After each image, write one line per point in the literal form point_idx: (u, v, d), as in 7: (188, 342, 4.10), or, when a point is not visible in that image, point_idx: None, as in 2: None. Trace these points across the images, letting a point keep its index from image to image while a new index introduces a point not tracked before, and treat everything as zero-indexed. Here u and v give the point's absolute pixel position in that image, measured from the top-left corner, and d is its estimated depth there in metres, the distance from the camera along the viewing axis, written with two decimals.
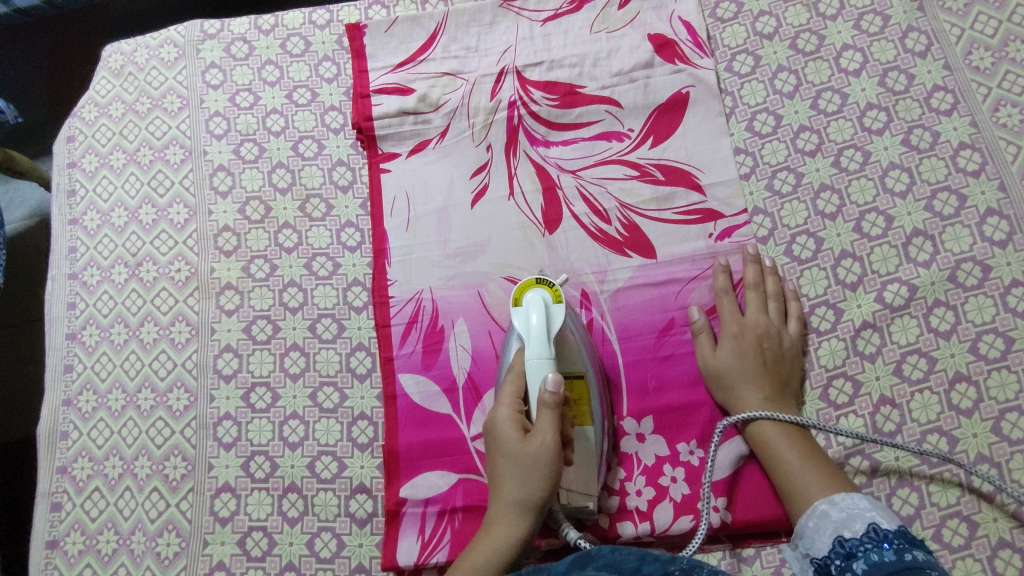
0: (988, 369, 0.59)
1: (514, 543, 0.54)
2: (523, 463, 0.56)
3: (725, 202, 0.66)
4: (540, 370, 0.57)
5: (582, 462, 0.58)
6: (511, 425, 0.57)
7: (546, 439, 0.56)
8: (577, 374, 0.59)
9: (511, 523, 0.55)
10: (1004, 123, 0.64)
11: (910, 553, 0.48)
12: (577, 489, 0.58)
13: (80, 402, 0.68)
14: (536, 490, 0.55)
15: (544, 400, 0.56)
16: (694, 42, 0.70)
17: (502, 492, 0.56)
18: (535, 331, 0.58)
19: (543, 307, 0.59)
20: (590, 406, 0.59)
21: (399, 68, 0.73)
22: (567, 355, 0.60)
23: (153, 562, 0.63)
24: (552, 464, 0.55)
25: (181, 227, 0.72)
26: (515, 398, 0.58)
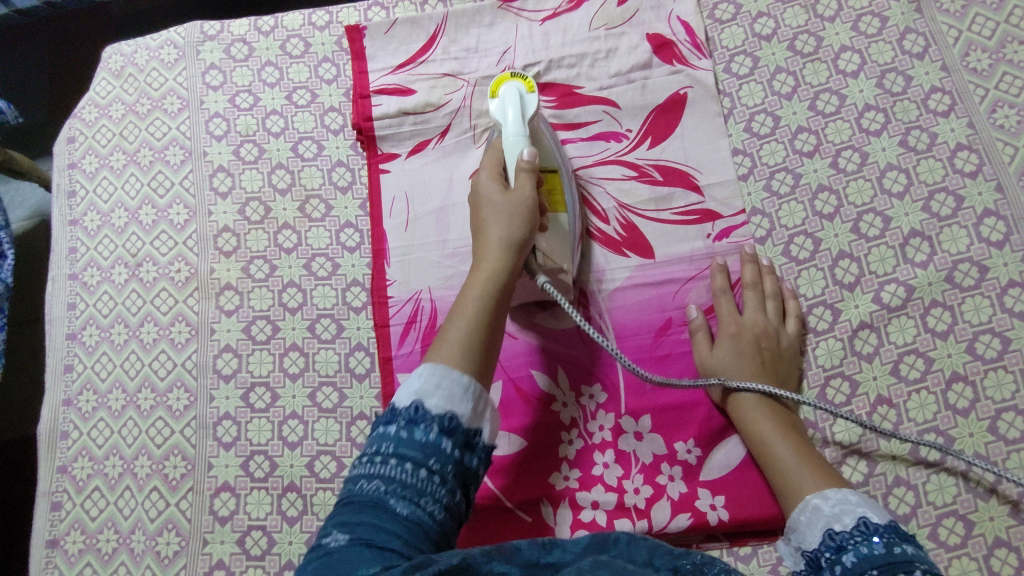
0: (985, 369, 0.59)
1: (503, 275, 0.55)
2: (505, 209, 0.57)
3: (722, 202, 0.66)
4: (517, 144, 0.61)
5: (557, 233, 0.62)
6: (493, 183, 0.59)
7: (526, 192, 0.58)
8: (551, 164, 0.63)
9: (498, 257, 0.55)
10: (1001, 124, 0.64)
11: (899, 546, 0.47)
12: (553, 254, 0.60)
13: (80, 402, 0.68)
14: (518, 231, 0.56)
15: (522, 164, 0.59)
16: (692, 43, 0.70)
17: (485, 236, 0.57)
18: (512, 115, 0.62)
19: (516, 97, 0.63)
20: (562, 192, 0.63)
21: (399, 69, 0.73)
22: (540, 145, 0.64)
23: (152, 560, 0.63)
24: (534, 214, 0.57)
25: (181, 227, 0.72)
26: (496, 168, 0.61)
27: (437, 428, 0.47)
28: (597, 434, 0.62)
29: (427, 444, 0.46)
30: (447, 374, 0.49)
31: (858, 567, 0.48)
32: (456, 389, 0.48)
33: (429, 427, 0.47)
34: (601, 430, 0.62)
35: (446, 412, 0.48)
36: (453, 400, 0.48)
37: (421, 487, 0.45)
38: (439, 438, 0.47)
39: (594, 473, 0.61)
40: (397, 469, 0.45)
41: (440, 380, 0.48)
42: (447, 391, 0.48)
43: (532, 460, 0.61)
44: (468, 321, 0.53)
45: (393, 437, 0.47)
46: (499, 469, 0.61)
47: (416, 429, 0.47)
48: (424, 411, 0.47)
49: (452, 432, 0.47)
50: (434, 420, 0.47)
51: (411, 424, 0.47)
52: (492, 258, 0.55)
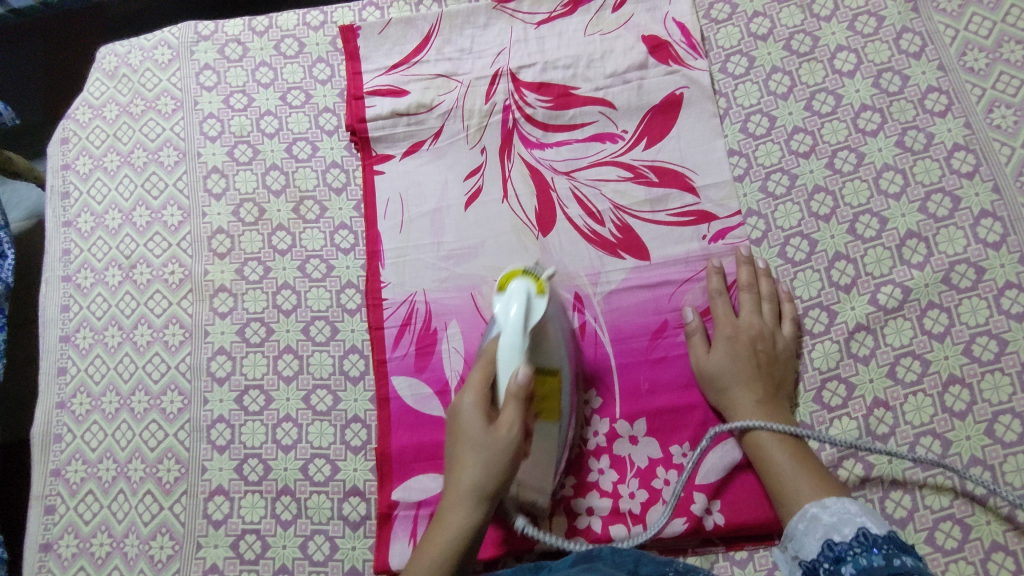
0: (982, 371, 0.59)
1: (470, 534, 0.53)
2: (484, 448, 0.54)
3: (719, 204, 0.66)
4: (512, 360, 0.56)
5: (541, 457, 0.58)
6: (474, 408, 0.55)
7: (511, 437, 0.54)
8: (547, 368, 0.58)
9: (467, 513, 0.53)
10: (998, 124, 0.64)
11: (898, 558, 0.47)
12: (530, 484, 0.58)
13: (74, 404, 0.68)
14: (493, 481, 0.53)
15: (513, 389, 0.55)
16: (688, 44, 0.70)
17: (459, 476, 0.54)
18: (514, 316, 0.57)
19: (523, 296, 0.57)
20: (557, 402, 0.58)
21: (393, 70, 0.73)
22: (544, 350, 0.58)
23: (146, 564, 0.63)
24: (513, 459, 0.54)
25: (174, 229, 0.72)
26: (481, 387, 0.56)
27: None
28: (592, 439, 0.61)
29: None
30: None
31: None
32: None
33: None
34: (596, 435, 0.61)
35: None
36: None
37: None
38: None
39: (589, 479, 0.60)
40: None
41: None
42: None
43: None
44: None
45: None
46: None
47: None
48: None
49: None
50: None
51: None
52: (461, 511, 0.53)
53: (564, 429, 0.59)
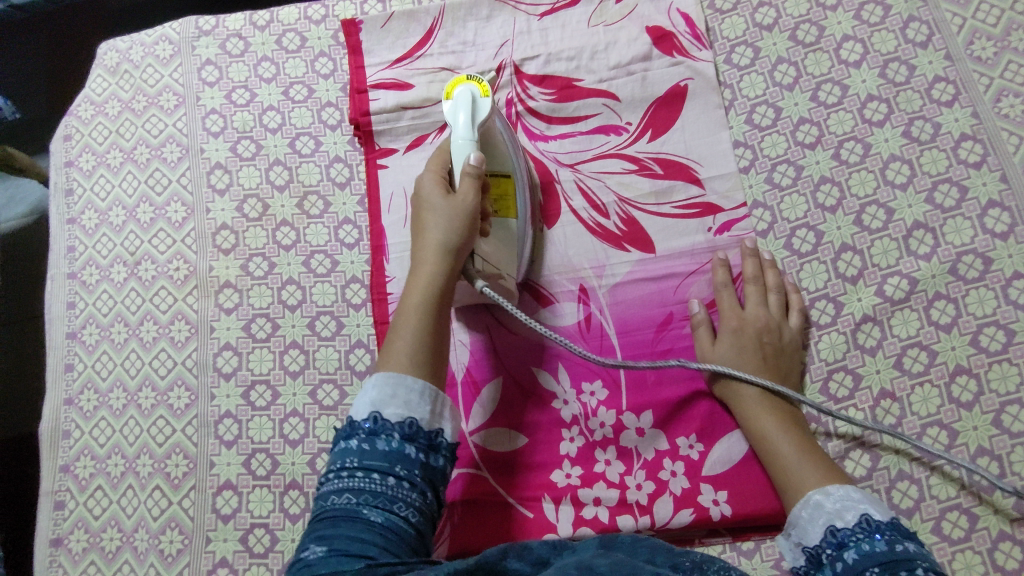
0: (989, 362, 0.58)
1: (441, 285, 0.57)
2: (445, 209, 0.58)
3: (724, 196, 0.65)
4: (464, 148, 0.59)
5: (501, 240, 0.62)
6: (434, 185, 0.60)
7: (468, 198, 0.58)
8: (503, 167, 0.62)
9: (436, 264, 0.58)
10: (1006, 113, 0.63)
11: (901, 544, 0.48)
12: (494, 262, 0.61)
13: (82, 401, 0.68)
14: (456, 234, 0.58)
15: (468, 168, 0.58)
16: (692, 34, 0.69)
17: (425, 237, 0.59)
18: (462, 119, 0.59)
19: (469, 99, 0.60)
20: (514, 197, 0.63)
21: (396, 64, 0.72)
22: (494, 150, 0.62)
23: (156, 559, 0.64)
24: (473, 220, 0.59)
25: (179, 225, 0.72)
26: (439, 167, 0.61)
27: (399, 437, 0.50)
28: (598, 430, 0.61)
29: (392, 451, 0.50)
30: (399, 380, 0.52)
31: (859, 564, 0.49)
32: (411, 392, 0.52)
33: (391, 436, 0.50)
34: (602, 427, 0.61)
35: (405, 419, 0.51)
36: (410, 406, 0.52)
37: (391, 493, 0.48)
38: (403, 444, 0.50)
39: (596, 470, 0.61)
40: (365, 479, 0.48)
41: (393, 385, 0.52)
42: (404, 398, 0.52)
43: (535, 458, 0.61)
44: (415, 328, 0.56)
45: (355, 451, 0.50)
46: (501, 466, 0.61)
47: (377, 440, 0.50)
48: (382, 423, 0.51)
49: (413, 438, 0.51)
50: (395, 429, 0.50)
51: (372, 436, 0.50)
52: (430, 261, 0.58)
53: (523, 222, 0.63)
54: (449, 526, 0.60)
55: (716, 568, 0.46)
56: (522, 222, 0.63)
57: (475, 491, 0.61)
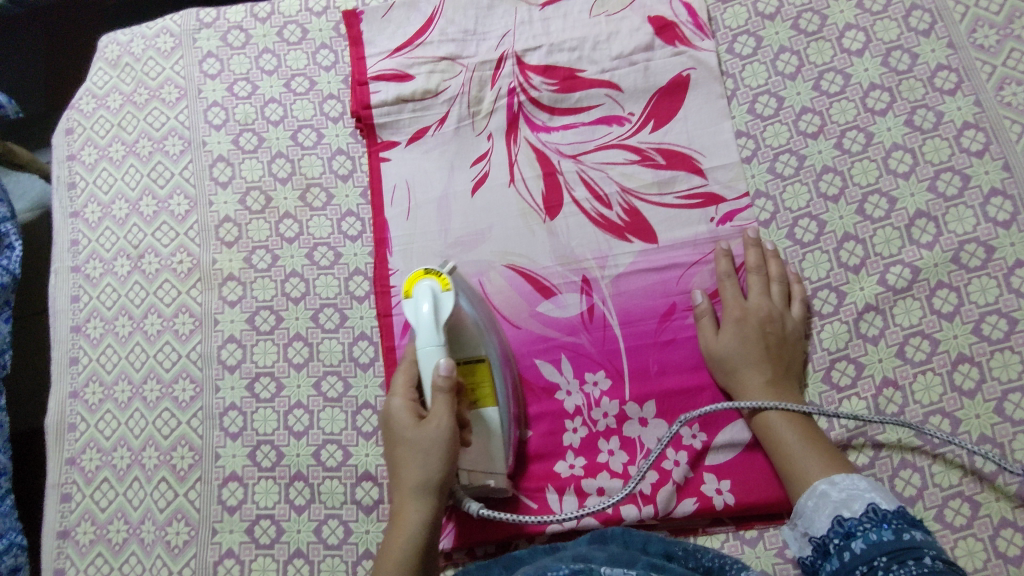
0: (992, 350, 0.59)
1: (423, 529, 0.55)
2: (420, 447, 0.56)
3: (726, 185, 0.65)
4: (432, 354, 0.57)
5: (481, 442, 0.59)
6: (404, 412, 0.58)
7: (442, 422, 0.56)
8: (475, 353, 0.60)
9: (415, 511, 0.56)
10: (1009, 102, 0.63)
11: (908, 533, 0.48)
12: (478, 468, 0.59)
13: (87, 394, 0.69)
14: (435, 470, 0.56)
15: (438, 382, 0.56)
16: (694, 24, 0.69)
17: (402, 477, 0.57)
18: (425, 316, 0.57)
19: (430, 295, 0.58)
20: (490, 385, 0.60)
21: (396, 53, 0.72)
22: (462, 342, 0.60)
23: (163, 550, 0.64)
24: (450, 445, 0.56)
25: (182, 218, 0.72)
26: (408, 387, 0.58)
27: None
28: (602, 421, 0.62)
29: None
30: None
31: (867, 553, 0.49)
32: None
33: None
34: (605, 417, 0.62)
35: None
36: None
37: None
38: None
39: (599, 461, 0.61)
40: None
41: None
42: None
43: (539, 449, 0.62)
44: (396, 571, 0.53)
45: None
46: None
47: None
48: None
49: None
50: None
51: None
52: (410, 509, 0.56)
53: (502, 409, 0.60)
54: (454, 515, 0.61)
55: (710, 556, 0.50)
56: (500, 412, 0.60)
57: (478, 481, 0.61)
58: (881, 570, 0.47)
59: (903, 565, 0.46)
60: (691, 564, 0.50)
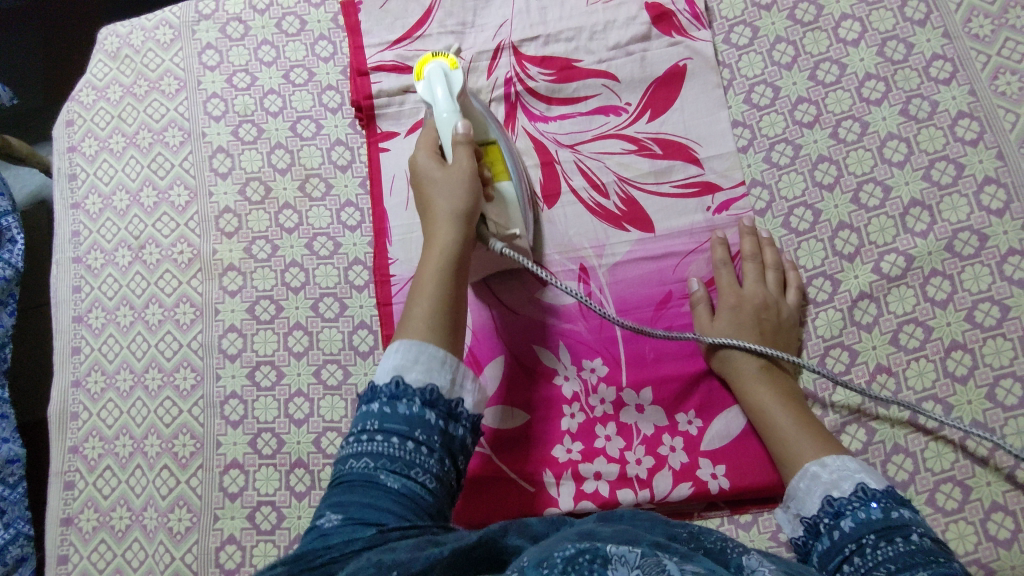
0: (984, 337, 0.59)
1: (455, 247, 0.57)
2: (444, 182, 0.59)
3: (723, 174, 0.66)
4: (451, 118, 0.60)
5: (501, 201, 0.62)
6: (428, 160, 0.60)
7: (463, 164, 0.59)
8: (487, 136, 0.62)
9: (445, 229, 0.58)
10: (1003, 91, 0.64)
11: (896, 511, 0.49)
12: (503, 222, 0.61)
13: (89, 382, 0.69)
14: (462, 198, 0.58)
15: (459, 137, 0.59)
16: (691, 14, 0.69)
17: (432, 209, 0.59)
18: (440, 93, 0.60)
19: (441, 74, 0.60)
20: (503, 161, 0.63)
21: (396, 45, 0.73)
22: (474, 118, 0.62)
23: (165, 537, 0.65)
24: (471, 182, 0.58)
25: (182, 209, 0.72)
26: (431, 147, 0.61)
27: (421, 400, 0.50)
28: (598, 407, 0.62)
29: (413, 416, 0.49)
30: (422, 350, 0.52)
31: (856, 532, 0.49)
32: (433, 361, 0.52)
33: (411, 401, 0.50)
34: (602, 402, 0.62)
35: (426, 385, 0.51)
36: (430, 372, 0.52)
37: (411, 459, 0.48)
38: (423, 409, 0.50)
39: (596, 446, 0.62)
40: (385, 443, 0.48)
41: (416, 355, 0.52)
42: (422, 366, 0.52)
43: (536, 434, 0.62)
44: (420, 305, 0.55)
45: (376, 414, 0.50)
46: (502, 444, 0.63)
47: (398, 405, 0.50)
48: (404, 386, 0.50)
49: (434, 403, 0.51)
50: (416, 394, 0.50)
51: (394, 399, 0.50)
52: (441, 230, 0.58)
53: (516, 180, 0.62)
54: None
55: (712, 539, 0.46)
56: (515, 186, 0.62)
57: (477, 467, 0.62)
58: (870, 548, 0.48)
59: (891, 542, 0.47)
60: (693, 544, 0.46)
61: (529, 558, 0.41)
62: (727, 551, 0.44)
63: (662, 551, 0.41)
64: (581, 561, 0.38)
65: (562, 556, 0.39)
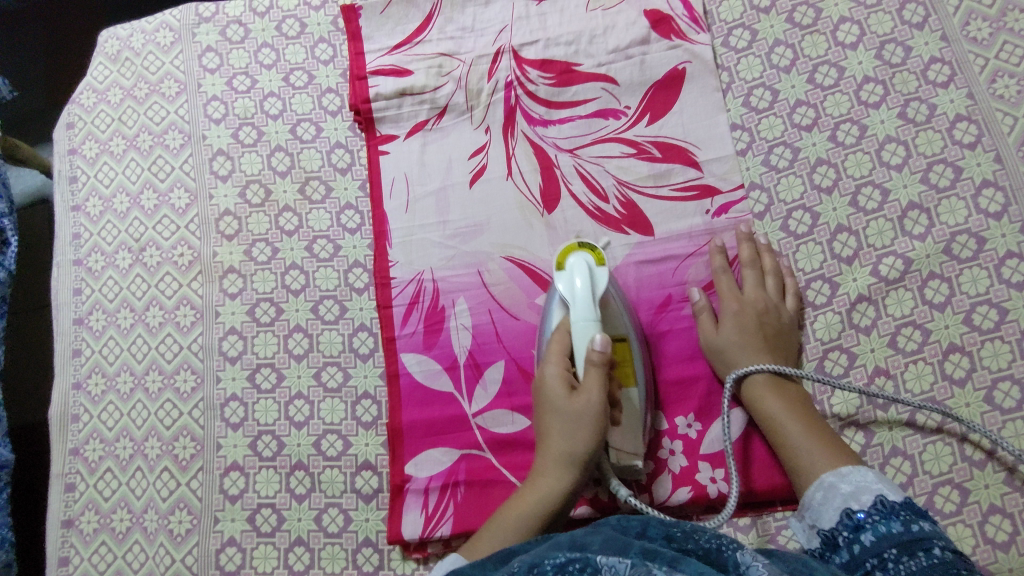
0: (981, 340, 0.59)
1: (557, 499, 0.56)
2: (569, 417, 0.57)
3: (721, 178, 0.66)
4: (589, 327, 0.57)
5: (629, 421, 0.59)
6: (559, 380, 0.58)
7: (592, 399, 0.57)
8: (620, 333, 0.60)
9: (557, 475, 0.57)
10: (1001, 94, 0.64)
11: (916, 524, 0.49)
12: (625, 446, 0.59)
13: (90, 385, 0.69)
14: (581, 447, 0.56)
15: (593, 359, 0.57)
16: (690, 17, 0.70)
17: (549, 445, 0.58)
18: (580, 290, 0.58)
19: (585, 267, 0.59)
20: (632, 365, 0.60)
21: (396, 50, 0.73)
22: (610, 315, 0.60)
23: (165, 538, 0.65)
24: (598, 423, 0.57)
25: (182, 212, 0.73)
26: (562, 356, 0.59)
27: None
28: None
29: None
30: None
31: (877, 546, 0.49)
32: None
33: None
34: None
35: None
36: None
37: None
38: None
39: None
40: None
41: None
42: None
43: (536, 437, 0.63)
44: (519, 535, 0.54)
45: None
46: (503, 447, 0.63)
47: None
48: None
49: None
50: None
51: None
52: (552, 474, 0.57)
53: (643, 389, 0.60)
54: (453, 505, 0.62)
55: (708, 538, 0.45)
56: (641, 393, 0.60)
57: (478, 470, 0.63)
58: (892, 563, 0.48)
59: (913, 557, 0.47)
60: (687, 545, 0.45)
61: (521, 562, 0.42)
62: (722, 548, 0.44)
63: (653, 560, 0.41)
64: (571, 569, 0.39)
65: (553, 563, 0.40)
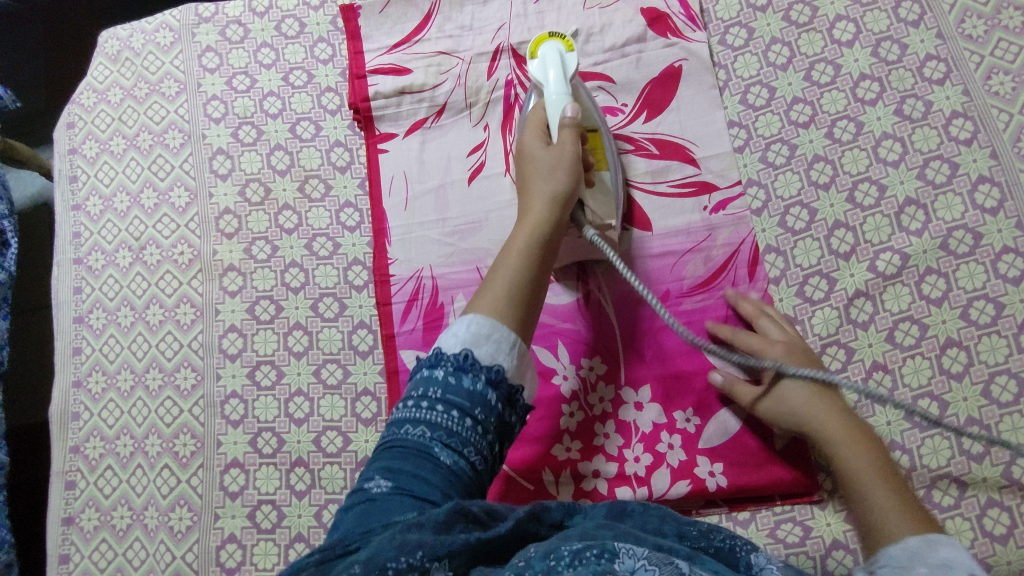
0: (979, 334, 0.60)
1: (549, 230, 0.56)
2: (547, 163, 0.59)
3: (719, 174, 0.66)
4: (561, 101, 0.61)
5: (602, 188, 0.62)
6: (536, 144, 0.60)
7: (568, 147, 0.59)
8: (592, 120, 0.63)
9: (544, 210, 0.57)
10: (997, 91, 0.64)
11: None
12: (600, 211, 0.61)
13: (90, 383, 0.70)
14: (565, 183, 0.58)
15: (567, 122, 0.60)
16: (687, 15, 0.70)
17: (532, 192, 0.58)
18: (553, 76, 0.62)
19: (557, 55, 0.62)
20: (603, 150, 0.63)
21: (394, 49, 0.73)
22: (580, 100, 0.63)
23: (166, 535, 0.65)
24: (574, 167, 0.58)
25: (182, 210, 0.73)
26: (538, 128, 0.61)
27: (485, 379, 0.48)
28: (597, 405, 0.63)
29: (476, 392, 0.48)
30: (491, 326, 0.50)
31: None
32: (502, 344, 0.50)
33: (477, 377, 0.48)
34: (601, 401, 0.63)
35: (493, 363, 0.49)
36: (498, 353, 0.49)
37: (466, 437, 0.47)
38: (487, 388, 0.48)
39: (596, 444, 0.62)
40: (443, 415, 0.47)
41: (484, 330, 0.50)
42: (485, 341, 0.49)
43: (535, 431, 0.63)
44: (516, 271, 0.54)
45: (440, 382, 0.48)
46: None
47: (464, 376, 0.48)
48: (472, 359, 0.48)
49: (498, 387, 0.49)
50: (482, 370, 0.48)
51: (459, 370, 0.48)
52: (538, 209, 0.57)
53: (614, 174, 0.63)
54: None
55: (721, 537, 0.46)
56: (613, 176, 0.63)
57: None
58: None
59: None
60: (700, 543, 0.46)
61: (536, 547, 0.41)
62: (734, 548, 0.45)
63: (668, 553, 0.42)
64: (588, 555, 0.38)
65: (569, 548, 0.40)
